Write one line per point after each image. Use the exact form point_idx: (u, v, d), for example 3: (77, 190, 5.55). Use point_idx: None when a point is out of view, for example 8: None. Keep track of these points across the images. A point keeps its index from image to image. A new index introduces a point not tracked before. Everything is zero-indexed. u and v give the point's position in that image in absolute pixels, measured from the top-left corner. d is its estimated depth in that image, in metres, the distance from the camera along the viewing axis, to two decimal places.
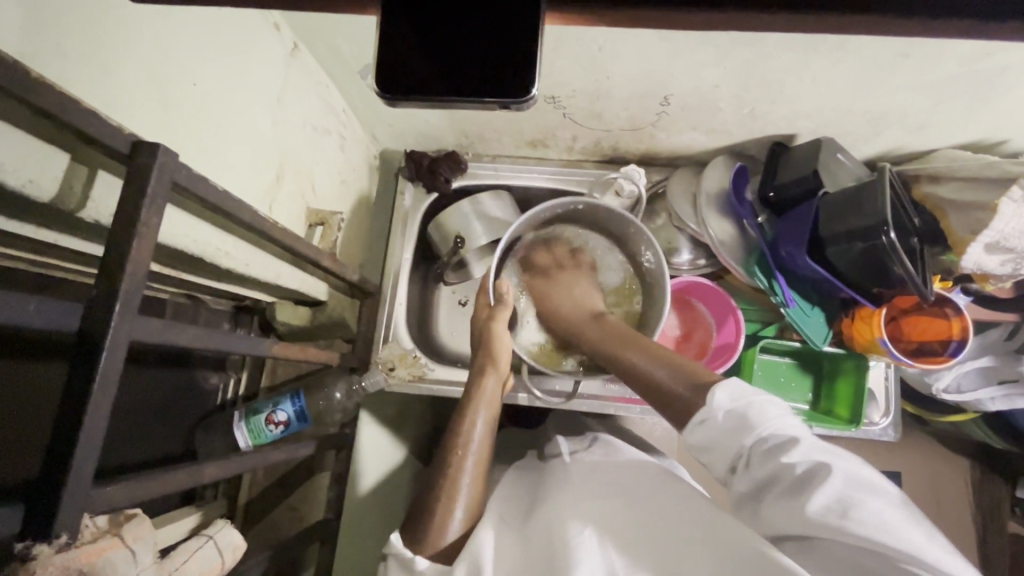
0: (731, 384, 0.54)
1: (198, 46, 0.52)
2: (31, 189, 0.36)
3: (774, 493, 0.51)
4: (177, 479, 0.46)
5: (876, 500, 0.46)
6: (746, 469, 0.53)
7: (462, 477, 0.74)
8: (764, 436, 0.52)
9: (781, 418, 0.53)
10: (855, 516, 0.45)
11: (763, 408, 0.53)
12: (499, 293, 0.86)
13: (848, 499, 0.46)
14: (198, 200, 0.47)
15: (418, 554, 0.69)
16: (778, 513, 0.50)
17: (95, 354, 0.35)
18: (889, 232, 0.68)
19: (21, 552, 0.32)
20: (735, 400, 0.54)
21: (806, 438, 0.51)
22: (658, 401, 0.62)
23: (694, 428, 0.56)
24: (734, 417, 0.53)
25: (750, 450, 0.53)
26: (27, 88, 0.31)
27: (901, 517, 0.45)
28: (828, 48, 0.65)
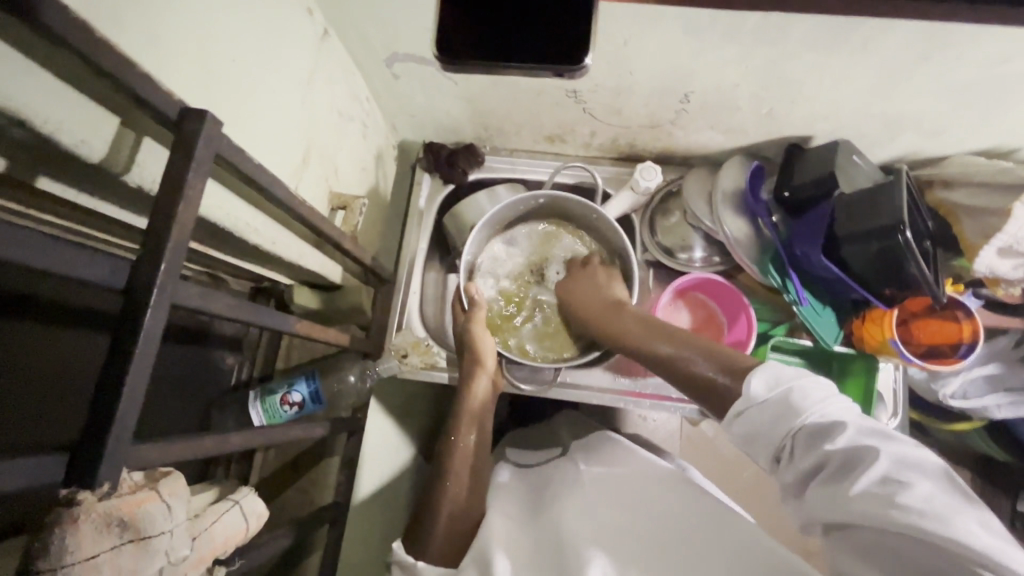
0: (766, 371, 0.55)
1: (238, 23, 0.53)
2: (83, 150, 0.37)
3: (819, 480, 0.50)
4: (206, 444, 0.47)
5: (927, 485, 0.44)
6: (791, 456, 0.52)
7: (462, 470, 0.77)
8: (810, 421, 0.51)
9: (827, 400, 0.53)
10: (903, 502, 0.43)
11: (805, 391, 0.53)
12: (472, 296, 0.86)
13: (897, 483, 0.45)
14: (236, 173, 0.48)
15: (420, 558, 0.70)
16: (822, 500, 0.49)
17: (141, 313, 0.36)
18: (905, 231, 0.69)
19: (65, 497, 0.33)
20: (772, 386, 0.54)
21: (853, 422, 0.50)
22: (691, 388, 0.63)
23: (734, 417, 0.56)
24: (775, 404, 0.53)
25: (795, 438, 0.52)
26: (92, 47, 0.32)
27: (950, 501, 0.43)
28: (850, 49, 0.66)
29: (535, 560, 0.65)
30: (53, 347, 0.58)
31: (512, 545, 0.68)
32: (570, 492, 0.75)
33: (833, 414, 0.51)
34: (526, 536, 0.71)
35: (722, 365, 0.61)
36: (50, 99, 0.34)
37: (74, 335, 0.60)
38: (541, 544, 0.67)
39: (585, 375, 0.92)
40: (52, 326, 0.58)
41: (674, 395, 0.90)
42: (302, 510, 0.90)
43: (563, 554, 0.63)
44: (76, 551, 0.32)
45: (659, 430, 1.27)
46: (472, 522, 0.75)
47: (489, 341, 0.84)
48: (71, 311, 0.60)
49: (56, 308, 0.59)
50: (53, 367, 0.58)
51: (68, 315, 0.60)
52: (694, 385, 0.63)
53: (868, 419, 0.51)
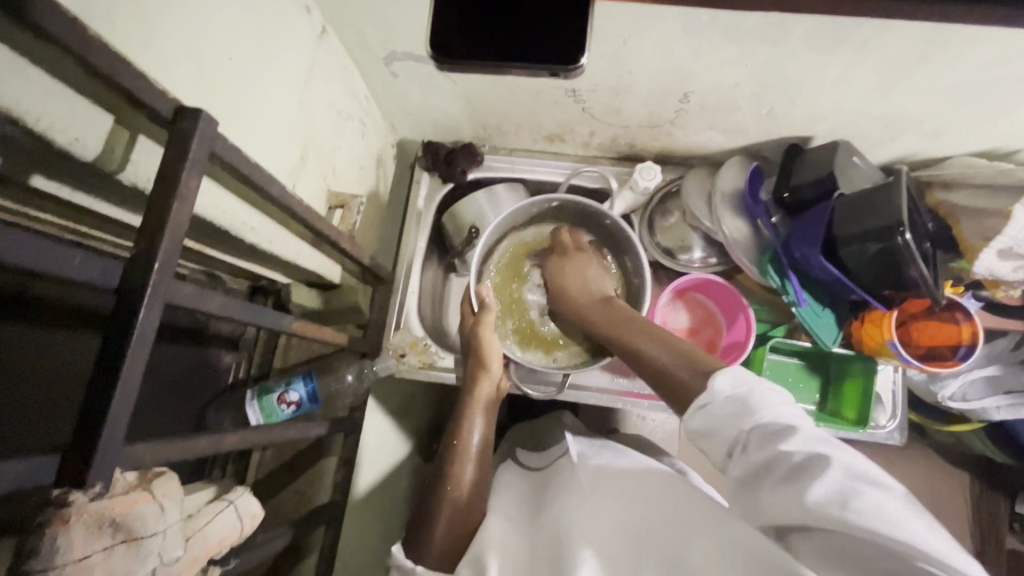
0: (733, 371, 0.55)
1: (234, 21, 0.53)
2: (77, 148, 0.37)
3: (769, 482, 0.48)
4: (200, 444, 0.47)
5: (877, 493, 0.43)
6: (743, 455, 0.51)
7: (462, 475, 0.77)
8: (763, 422, 0.50)
9: (783, 406, 0.52)
10: (856, 507, 0.42)
11: (764, 395, 0.52)
12: (482, 298, 0.86)
13: (848, 489, 0.44)
14: (232, 171, 0.47)
15: (419, 561, 0.69)
16: (774, 502, 0.47)
17: (134, 312, 0.36)
18: (904, 232, 0.68)
19: (57, 497, 0.32)
20: (737, 386, 0.53)
21: (806, 427, 0.49)
22: (662, 383, 0.63)
23: (694, 412, 0.55)
24: (734, 402, 0.53)
25: (749, 435, 0.51)
26: (84, 45, 0.31)
27: (902, 509, 0.42)
28: (850, 49, 0.65)
29: (530, 561, 0.65)
30: (43, 347, 0.58)
31: (508, 548, 0.68)
32: (569, 491, 0.75)
33: (789, 418, 0.50)
34: (524, 538, 0.70)
35: (691, 364, 0.60)
36: (42, 97, 0.34)
37: (63, 335, 0.60)
38: (537, 544, 0.67)
39: (583, 376, 0.92)
40: (42, 326, 0.58)
41: None
42: (299, 510, 0.90)
43: (558, 553, 0.62)
44: (67, 552, 0.32)
45: (658, 430, 1.27)
46: (471, 525, 0.75)
47: (496, 343, 0.84)
48: (61, 312, 0.60)
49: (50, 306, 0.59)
50: (41, 367, 0.58)
51: (62, 313, 0.60)
52: (661, 382, 0.63)
53: (821, 427, 0.50)
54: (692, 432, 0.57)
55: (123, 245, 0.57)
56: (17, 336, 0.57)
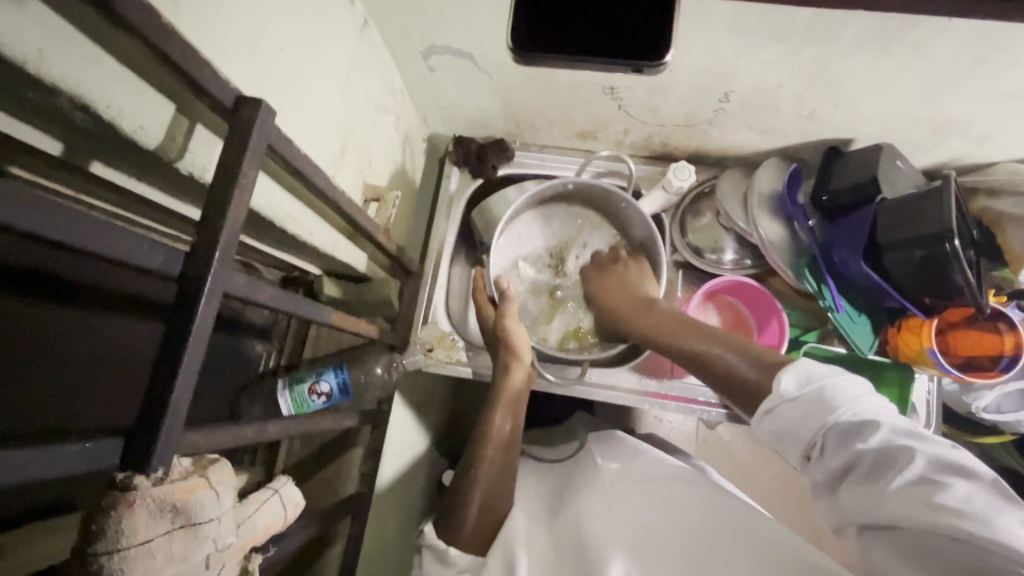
0: (800, 366, 0.53)
1: (285, 12, 0.53)
2: (141, 135, 0.37)
3: (853, 481, 0.48)
4: (244, 433, 0.47)
5: (965, 485, 0.42)
6: (821, 455, 0.51)
7: (491, 464, 0.76)
8: (842, 420, 0.50)
9: (860, 400, 0.51)
10: (940, 501, 0.42)
11: (838, 390, 0.51)
12: (500, 288, 0.83)
13: (933, 484, 0.43)
14: (282, 163, 0.47)
15: (452, 544, 0.71)
16: (854, 500, 0.47)
17: (196, 300, 0.36)
18: (953, 240, 0.67)
19: (123, 482, 0.33)
20: (804, 384, 0.52)
21: (888, 423, 0.48)
22: (721, 382, 0.62)
23: (762, 415, 0.54)
24: (807, 399, 0.52)
25: (826, 435, 0.50)
26: (159, 33, 0.31)
27: (993, 502, 0.41)
28: (903, 50, 0.64)
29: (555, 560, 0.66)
30: (112, 333, 0.60)
31: (536, 544, 0.69)
32: (591, 488, 0.75)
33: (870, 413, 0.49)
34: (547, 534, 0.71)
35: (748, 356, 0.61)
36: (112, 84, 0.34)
37: (128, 322, 0.61)
38: (563, 542, 0.68)
39: (610, 375, 0.92)
40: (102, 311, 0.59)
41: (701, 398, 0.89)
42: (325, 500, 0.90)
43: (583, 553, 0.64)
44: (131, 536, 0.32)
45: (675, 433, 1.26)
46: (499, 514, 0.75)
47: (524, 332, 0.81)
48: (127, 299, 0.61)
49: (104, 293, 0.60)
50: (109, 351, 0.59)
51: (117, 300, 0.60)
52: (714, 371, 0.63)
53: (903, 420, 0.49)
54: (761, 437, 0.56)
55: (184, 236, 0.58)
56: (89, 321, 0.58)
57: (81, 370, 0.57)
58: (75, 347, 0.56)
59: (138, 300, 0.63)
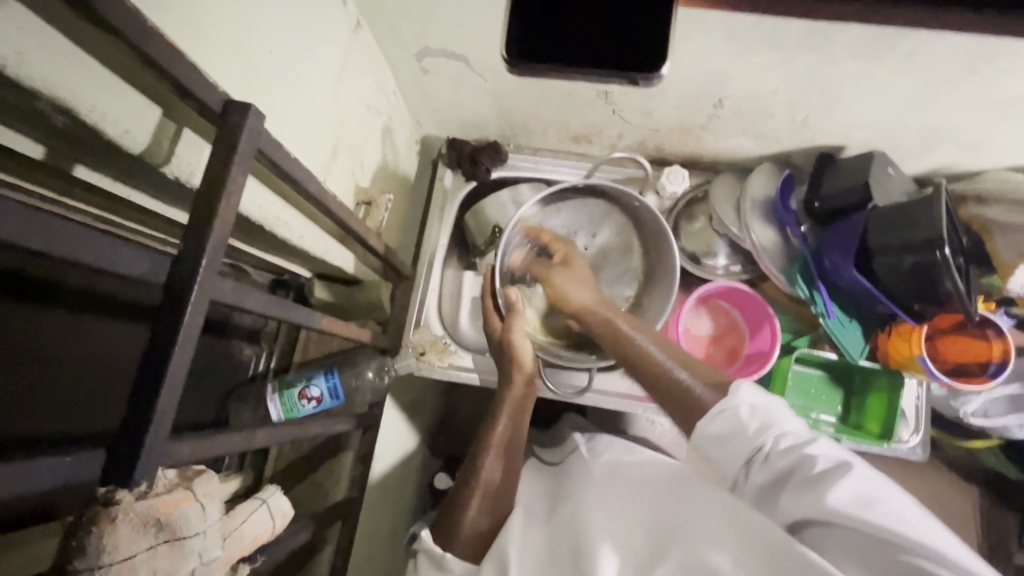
0: (749, 384, 0.60)
1: (276, 13, 0.52)
2: (126, 140, 0.36)
3: (792, 487, 0.53)
4: (230, 441, 0.46)
5: (886, 494, 0.50)
6: (764, 463, 0.56)
7: (485, 471, 0.75)
8: (783, 433, 0.56)
9: (792, 420, 0.58)
10: (870, 505, 0.48)
11: (777, 410, 0.58)
12: (510, 301, 0.83)
13: (864, 491, 0.50)
14: (272, 167, 0.47)
15: (449, 552, 0.70)
16: (795, 503, 0.53)
17: (181, 309, 0.36)
18: (944, 247, 0.67)
19: (104, 496, 0.32)
20: (756, 398, 0.58)
21: (821, 439, 0.56)
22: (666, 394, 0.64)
23: (712, 419, 0.58)
24: (756, 412, 0.57)
25: (771, 447, 0.56)
26: (144, 36, 0.31)
27: (908, 510, 0.48)
28: (894, 59, 0.64)
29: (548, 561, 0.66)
30: (96, 337, 0.59)
31: (529, 548, 0.68)
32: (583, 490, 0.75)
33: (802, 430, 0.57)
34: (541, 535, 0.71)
35: (693, 371, 0.65)
36: (96, 87, 0.33)
37: (115, 326, 0.60)
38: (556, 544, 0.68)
39: (602, 379, 0.92)
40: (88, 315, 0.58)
41: None
42: (314, 506, 0.89)
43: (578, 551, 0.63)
44: (113, 551, 0.31)
45: (666, 435, 1.26)
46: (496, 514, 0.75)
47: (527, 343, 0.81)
48: (116, 303, 0.61)
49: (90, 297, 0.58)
50: (95, 357, 0.59)
51: (104, 304, 0.59)
52: (651, 378, 0.66)
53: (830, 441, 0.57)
54: (703, 444, 0.59)
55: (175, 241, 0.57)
56: (75, 326, 0.57)
57: (65, 376, 0.56)
58: (60, 353, 0.55)
59: (126, 304, 0.62)
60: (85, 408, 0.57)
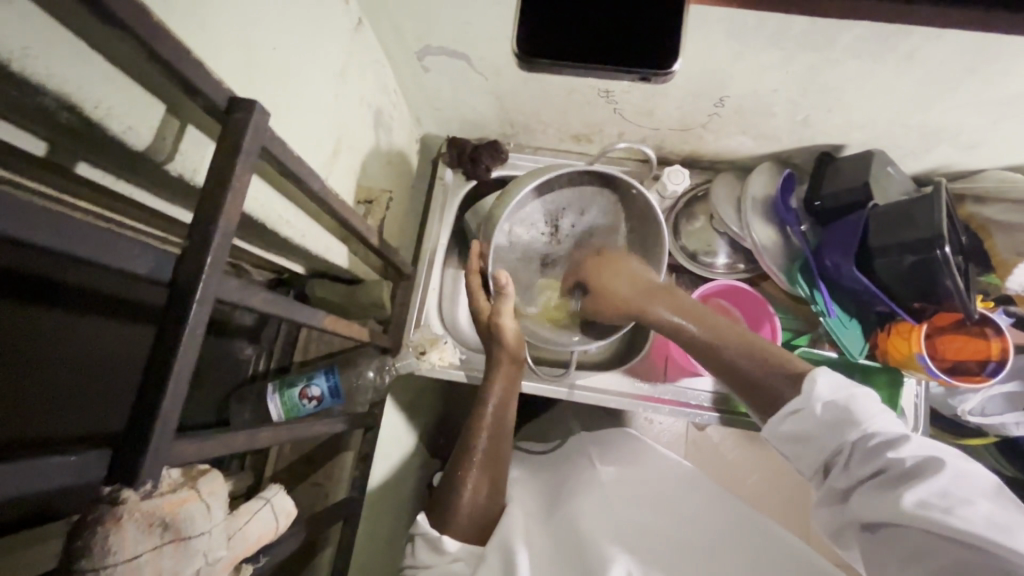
0: (832, 376, 0.57)
1: (280, 11, 0.52)
2: (130, 136, 0.36)
3: (873, 485, 0.53)
4: (234, 441, 0.46)
5: (983, 501, 0.47)
6: (844, 463, 0.55)
7: (480, 453, 0.74)
8: (870, 431, 0.54)
9: (884, 415, 0.55)
10: (960, 512, 0.46)
11: (866, 403, 0.56)
12: (498, 284, 0.77)
13: (953, 496, 0.48)
14: (277, 165, 0.46)
15: (445, 534, 0.70)
16: (870, 502, 0.52)
17: (187, 305, 0.35)
18: (943, 245, 0.68)
19: (109, 495, 0.32)
20: (836, 392, 0.56)
21: (914, 437, 0.53)
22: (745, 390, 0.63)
23: (785, 417, 0.58)
24: (833, 408, 0.56)
25: (852, 445, 0.55)
26: (151, 32, 0.31)
27: (1006, 517, 0.46)
28: (896, 59, 0.65)
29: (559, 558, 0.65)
30: (97, 336, 0.58)
31: (533, 542, 0.68)
32: (587, 489, 0.76)
33: (892, 428, 0.54)
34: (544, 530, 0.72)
35: (766, 362, 0.62)
36: (102, 84, 0.33)
37: (116, 326, 0.60)
38: (561, 542, 0.68)
39: (603, 378, 0.91)
40: (87, 313, 0.58)
41: (693, 402, 0.89)
42: (314, 506, 0.89)
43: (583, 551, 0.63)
44: (119, 551, 0.31)
45: (665, 434, 1.26)
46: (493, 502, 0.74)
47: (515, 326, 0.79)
48: (116, 303, 0.60)
49: (90, 296, 0.58)
50: (98, 356, 0.58)
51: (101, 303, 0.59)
52: (730, 374, 0.65)
53: (925, 436, 0.54)
54: (778, 438, 0.60)
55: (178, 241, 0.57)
56: (77, 325, 0.56)
57: (64, 374, 0.55)
58: (58, 351, 0.55)
59: (127, 303, 0.61)
60: (87, 408, 0.57)
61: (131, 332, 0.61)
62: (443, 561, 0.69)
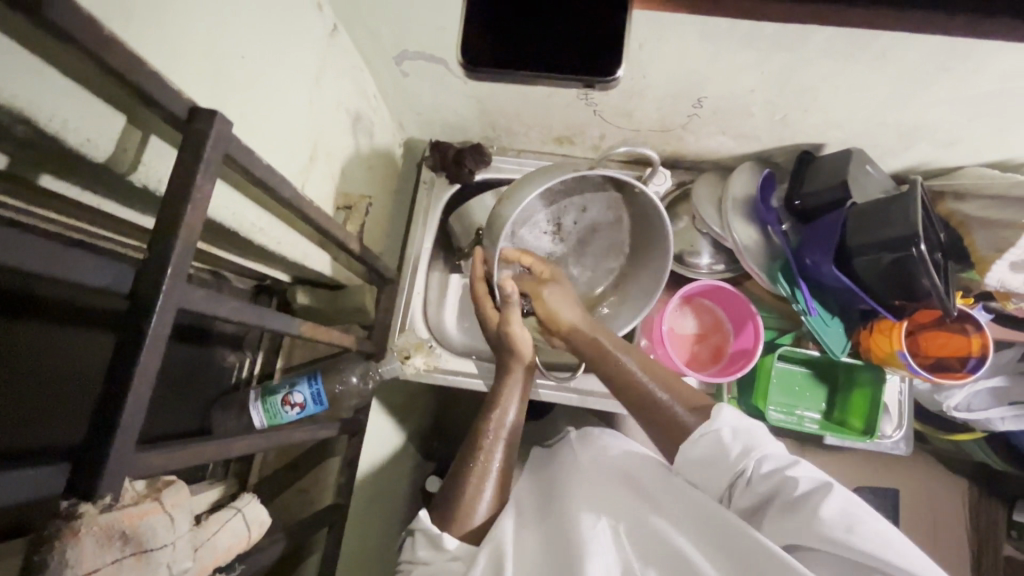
0: (732, 407, 0.64)
1: (249, 20, 0.52)
2: (88, 148, 0.36)
3: (775, 509, 0.57)
4: (206, 451, 0.46)
5: (869, 516, 0.53)
6: (747, 487, 0.60)
7: (494, 462, 0.75)
8: (766, 456, 0.60)
9: (775, 444, 0.62)
10: (853, 526, 0.51)
11: (759, 432, 0.63)
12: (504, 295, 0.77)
13: (846, 511, 0.53)
14: (245, 173, 0.46)
15: (446, 532, 0.70)
16: (778, 525, 0.56)
17: (146, 317, 0.35)
18: (919, 244, 0.68)
19: (67, 509, 0.32)
20: (737, 421, 0.63)
21: (803, 461, 0.59)
22: (646, 416, 0.71)
23: (693, 443, 0.64)
24: (738, 434, 0.62)
25: (753, 471, 0.60)
26: (101, 45, 0.30)
27: (887, 531, 0.52)
28: (869, 58, 0.65)
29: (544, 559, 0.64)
30: (65, 349, 0.58)
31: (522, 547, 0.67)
32: (578, 486, 0.74)
33: (784, 454, 0.60)
34: (536, 534, 0.69)
35: (674, 392, 0.71)
36: (56, 97, 0.33)
37: (85, 336, 0.60)
38: (552, 540, 0.66)
39: (590, 380, 0.91)
40: (57, 325, 0.58)
41: None
42: (301, 512, 0.89)
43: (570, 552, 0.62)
44: (77, 565, 0.31)
45: None
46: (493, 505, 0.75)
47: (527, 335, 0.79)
48: (85, 312, 0.60)
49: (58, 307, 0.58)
50: (65, 366, 0.58)
51: (71, 314, 0.59)
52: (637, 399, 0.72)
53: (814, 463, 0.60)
54: (685, 464, 0.65)
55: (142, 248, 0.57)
56: (45, 337, 0.56)
57: (33, 386, 0.55)
58: (26, 363, 0.55)
59: (99, 313, 0.61)
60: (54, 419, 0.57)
61: (101, 343, 0.61)
62: (443, 558, 0.67)
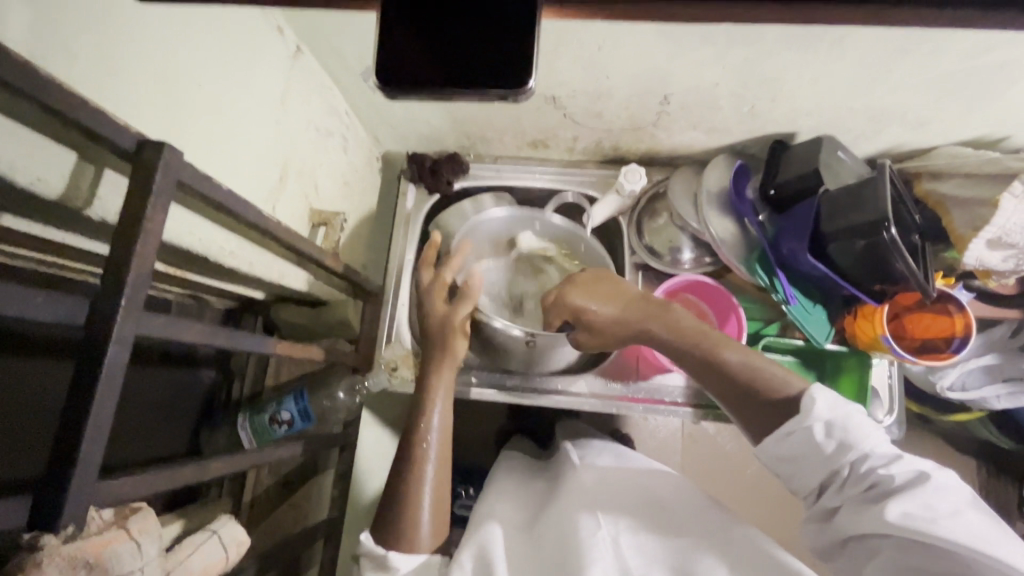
0: (828, 395, 0.58)
1: (203, 50, 0.53)
2: (39, 186, 0.37)
3: (861, 503, 0.55)
4: (183, 474, 0.47)
5: (966, 511, 0.50)
6: (840, 484, 0.57)
7: (427, 464, 0.71)
8: (865, 451, 0.55)
9: (876, 432, 0.57)
10: (943, 522, 0.49)
11: (860, 423, 0.57)
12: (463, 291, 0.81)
13: (939, 507, 0.50)
14: (204, 199, 0.47)
15: (390, 548, 0.67)
16: (858, 517, 0.54)
17: (102, 349, 0.36)
18: (889, 228, 0.68)
19: (30, 542, 0.33)
20: (834, 410, 0.57)
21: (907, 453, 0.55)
22: (747, 407, 0.63)
23: (780, 439, 0.59)
24: (832, 430, 0.56)
25: (848, 467, 0.56)
26: (37, 87, 0.31)
27: (987, 526, 0.49)
28: (827, 46, 0.65)
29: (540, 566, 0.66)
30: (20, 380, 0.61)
31: (512, 555, 0.68)
32: (572, 492, 0.75)
33: (883, 446, 0.56)
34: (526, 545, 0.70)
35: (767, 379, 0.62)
36: (1, 139, 0.34)
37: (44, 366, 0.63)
38: (542, 551, 0.67)
39: (574, 382, 0.91)
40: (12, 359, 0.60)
41: (666, 399, 0.90)
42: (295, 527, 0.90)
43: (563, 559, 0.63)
44: None
45: (659, 431, 1.25)
46: (439, 513, 0.71)
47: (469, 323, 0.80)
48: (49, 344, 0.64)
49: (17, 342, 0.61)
50: (33, 398, 0.62)
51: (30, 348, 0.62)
52: (727, 388, 0.64)
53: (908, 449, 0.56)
54: (771, 457, 0.60)
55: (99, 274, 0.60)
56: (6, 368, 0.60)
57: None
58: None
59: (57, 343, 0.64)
60: (21, 454, 0.61)
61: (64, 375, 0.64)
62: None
